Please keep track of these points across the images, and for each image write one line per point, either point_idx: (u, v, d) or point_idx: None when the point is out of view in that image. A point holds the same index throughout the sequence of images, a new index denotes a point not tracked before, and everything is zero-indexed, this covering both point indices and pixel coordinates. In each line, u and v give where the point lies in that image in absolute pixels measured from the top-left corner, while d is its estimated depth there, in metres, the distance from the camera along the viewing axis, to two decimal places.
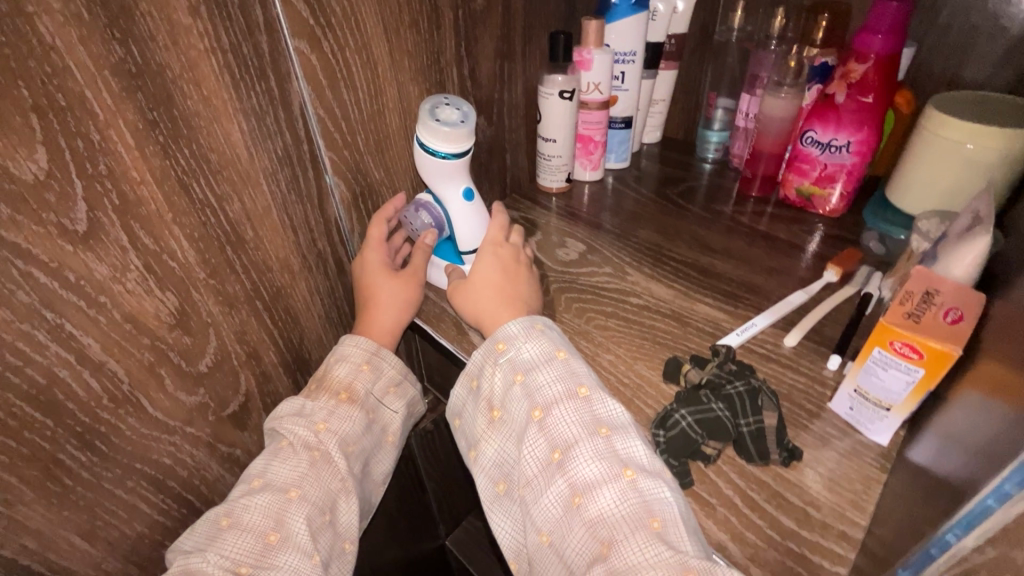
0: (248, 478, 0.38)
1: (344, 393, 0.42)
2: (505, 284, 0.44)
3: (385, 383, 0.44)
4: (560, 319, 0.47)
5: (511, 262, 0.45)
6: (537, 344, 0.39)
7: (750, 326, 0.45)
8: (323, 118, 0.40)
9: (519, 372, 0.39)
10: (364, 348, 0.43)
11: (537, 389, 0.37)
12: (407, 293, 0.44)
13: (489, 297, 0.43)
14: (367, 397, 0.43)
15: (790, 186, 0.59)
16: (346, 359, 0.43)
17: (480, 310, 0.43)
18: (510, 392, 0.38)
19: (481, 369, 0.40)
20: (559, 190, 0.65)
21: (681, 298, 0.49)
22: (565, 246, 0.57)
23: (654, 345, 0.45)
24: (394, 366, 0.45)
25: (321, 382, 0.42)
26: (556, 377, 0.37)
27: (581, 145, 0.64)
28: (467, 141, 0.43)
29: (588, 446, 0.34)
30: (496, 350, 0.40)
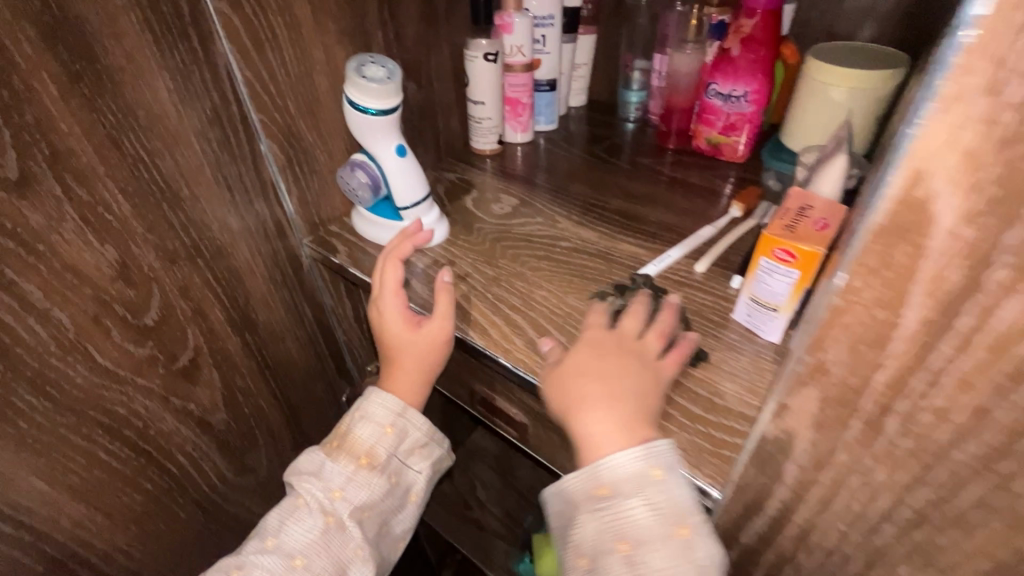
0: (264, 534, 0.42)
1: (364, 457, 0.45)
2: (608, 384, 0.36)
3: (409, 445, 0.47)
4: (497, 265, 0.51)
5: (609, 355, 0.38)
6: (650, 506, 0.32)
7: (665, 257, 0.50)
8: (250, 79, 0.41)
9: (624, 541, 0.32)
10: (386, 410, 0.46)
11: (641, 564, 0.31)
12: (429, 354, 0.46)
13: (591, 395, 0.36)
14: (387, 461, 0.45)
15: (701, 136, 0.64)
16: (370, 425, 0.45)
17: (577, 405, 0.36)
18: (606, 553, 0.32)
19: (579, 507, 0.34)
20: (492, 151, 0.68)
21: (606, 239, 0.54)
22: (500, 202, 0.60)
23: (583, 280, 0.49)
24: (420, 428, 0.47)
25: (345, 442, 0.45)
26: (665, 554, 0.31)
27: (510, 108, 0.67)
28: (395, 98, 0.45)
29: None
30: (601, 498, 0.33)
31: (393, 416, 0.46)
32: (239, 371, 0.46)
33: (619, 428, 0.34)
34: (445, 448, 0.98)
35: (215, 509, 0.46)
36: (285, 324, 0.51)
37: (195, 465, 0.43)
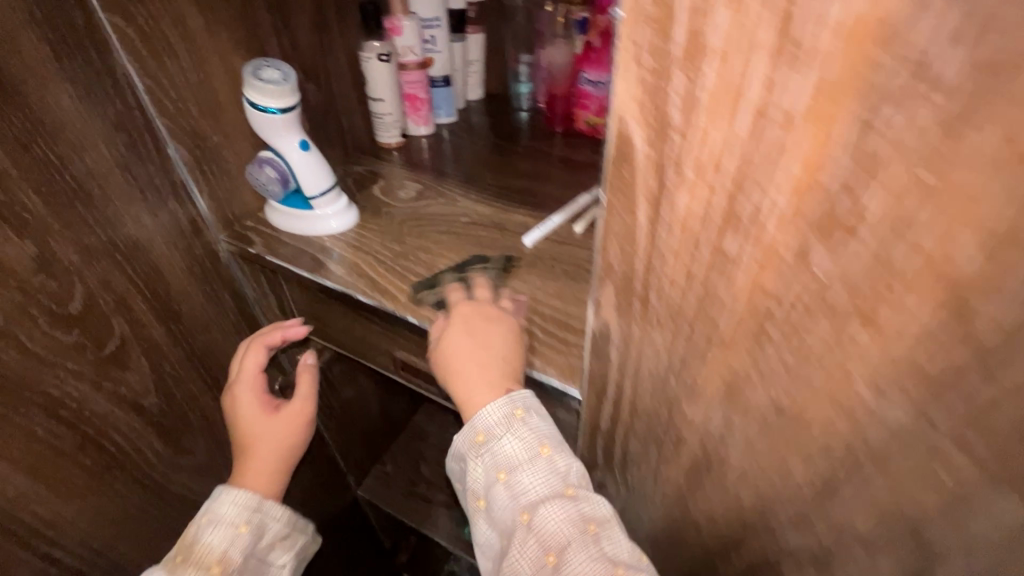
0: None
1: (216, 565, 0.47)
2: (478, 356, 0.43)
3: (268, 538, 0.52)
4: (403, 241, 0.57)
5: (477, 327, 0.45)
6: (518, 438, 0.41)
7: (548, 223, 0.58)
8: (151, 86, 0.45)
9: (502, 472, 0.41)
10: (241, 509, 0.50)
11: (518, 488, 0.40)
12: (291, 435, 0.54)
13: (467, 371, 0.43)
14: (243, 560, 0.49)
15: (580, 119, 0.74)
16: (220, 529, 0.48)
17: (457, 377, 0.44)
18: (492, 487, 0.41)
19: (468, 459, 0.43)
20: (398, 145, 0.74)
21: (500, 212, 0.61)
22: (405, 187, 0.67)
23: (480, 246, 0.56)
24: (279, 520, 0.53)
25: (193, 553, 0.48)
26: (533, 470, 0.40)
27: (409, 104, 0.73)
28: (292, 97, 0.50)
29: (559, 509, 0.39)
30: (480, 443, 0.42)
31: (247, 512, 0.50)
32: (167, 359, 0.50)
33: (488, 391, 0.42)
34: (388, 432, 1.03)
35: (156, 488, 0.49)
36: (208, 314, 0.55)
37: (133, 446, 0.46)
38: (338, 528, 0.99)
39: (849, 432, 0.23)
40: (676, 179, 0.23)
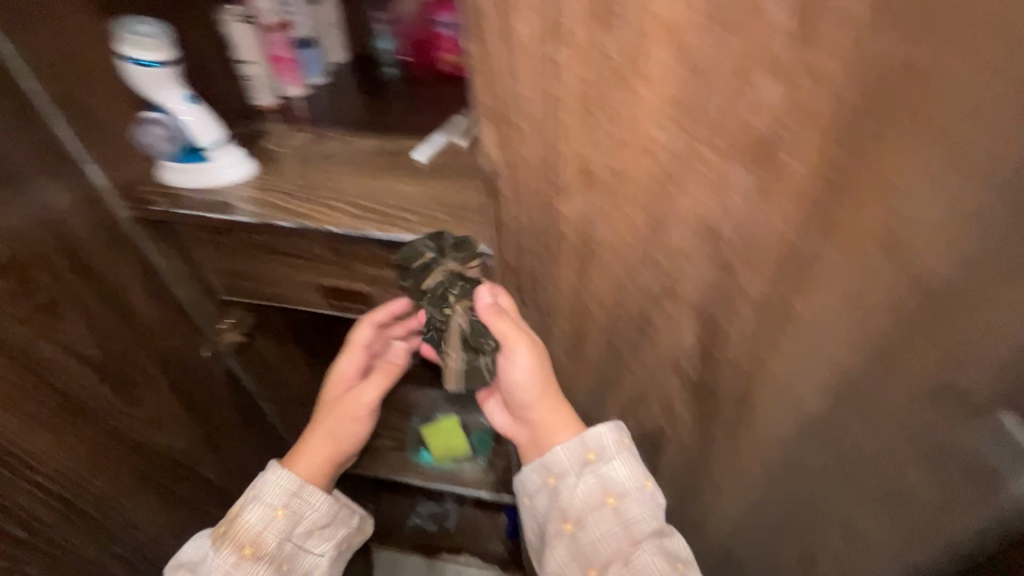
0: None
1: (248, 547, 0.54)
2: (543, 366, 0.55)
3: (303, 526, 0.58)
4: (308, 174, 0.63)
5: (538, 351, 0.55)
6: (628, 467, 0.52)
7: (434, 140, 0.67)
8: (14, 51, 0.48)
9: (611, 497, 0.52)
10: (279, 493, 0.57)
11: (626, 514, 0.51)
12: (348, 430, 0.62)
13: (531, 380, 0.54)
14: (276, 543, 0.55)
15: (444, 61, 0.83)
16: (259, 509, 0.56)
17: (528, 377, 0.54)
18: (599, 508, 0.52)
19: (567, 474, 0.54)
20: (271, 106, 0.77)
21: (388, 140, 0.69)
22: (292, 136, 0.71)
23: (379, 167, 0.64)
24: (316, 509, 0.59)
25: (234, 527, 0.55)
26: (637, 499, 0.51)
27: (279, 65, 0.78)
28: (168, 50, 0.54)
29: (653, 541, 0.49)
30: (591, 461, 0.53)
31: (285, 496, 0.57)
32: (95, 312, 0.52)
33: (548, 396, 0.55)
34: None
35: (113, 431, 0.52)
36: (119, 272, 0.57)
37: (82, 387, 0.49)
38: None
39: (648, 158, 0.35)
40: (515, 12, 0.36)
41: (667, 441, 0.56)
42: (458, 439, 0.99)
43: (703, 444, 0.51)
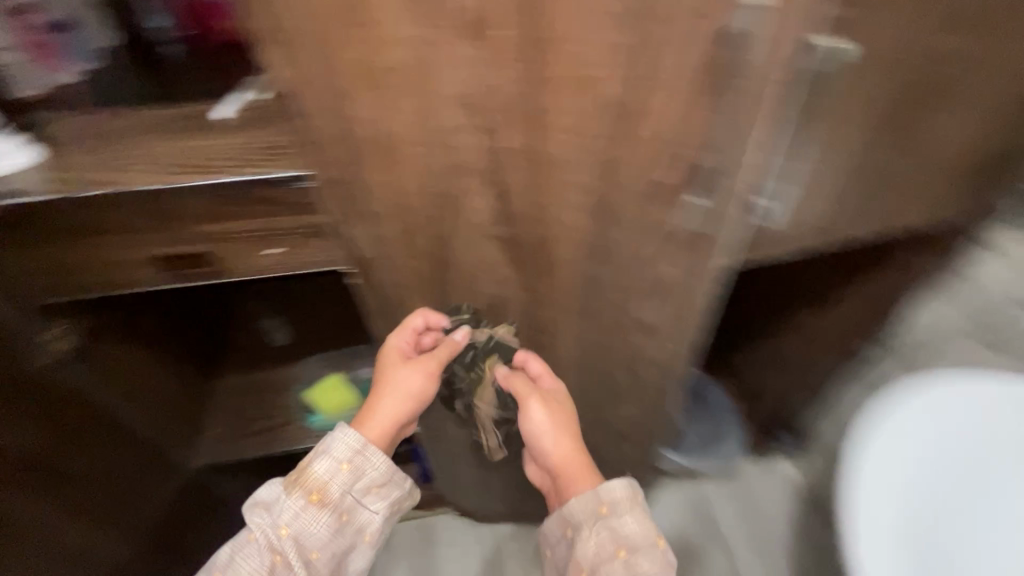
0: (217, 565, 0.63)
1: (315, 493, 0.66)
2: (561, 415, 0.76)
3: (361, 484, 0.70)
4: (106, 151, 0.63)
5: (560, 411, 0.77)
6: (639, 527, 0.66)
7: (236, 97, 0.67)
8: None
9: (622, 549, 0.64)
10: (346, 448, 0.69)
11: (633, 562, 0.63)
12: (413, 395, 0.74)
13: (555, 429, 0.75)
14: (338, 493, 0.68)
15: (218, 27, 0.81)
16: (327, 462, 0.68)
17: (554, 423, 0.75)
18: (610, 559, 0.64)
19: (584, 531, 0.67)
20: (38, 95, 0.73)
21: (182, 104, 0.69)
22: (71, 121, 0.68)
23: (180, 129, 0.65)
24: (375, 467, 0.70)
25: (305, 476, 0.67)
26: (647, 555, 0.63)
27: (36, 51, 0.73)
28: None
29: (644, 563, 0.62)
30: (604, 515, 0.67)
31: (350, 452, 0.69)
32: None
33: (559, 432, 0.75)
34: (197, 402, 1.02)
35: None
36: None
37: None
38: (191, 509, 0.96)
39: (406, 51, 0.46)
40: None
41: (508, 298, 0.70)
42: (348, 395, 1.04)
43: (522, 279, 0.66)
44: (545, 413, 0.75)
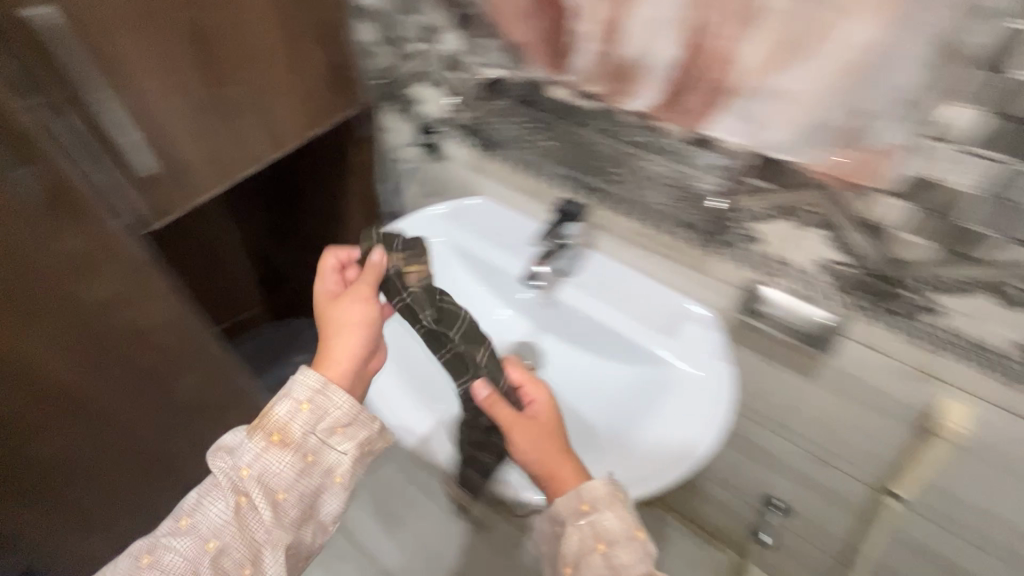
0: (179, 515, 0.61)
1: (274, 435, 0.62)
2: (549, 440, 0.65)
3: (323, 424, 0.64)
4: None
5: (551, 445, 0.65)
6: (620, 518, 0.60)
7: None
8: None
9: (601, 543, 0.58)
10: (308, 387, 0.64)
11: (615, 558, 0.57)
12: (365, 321, 0.70)
13: (539, 454, 0.64)
14: (301, 433, 0.62)
15: None
16: (288, 402, 0.63)
17: (539, 443, 0.65)
18: (591, 555, 0.58)
19: (569, 530, 0.60)
20: None
21: None
22: None
23: None
24: (341, 401, 0.65)
25: (267, 418, 0.62)
26: (627, 547, 0.58)
27: None
28: None
29: (625, 552, 0.58)
30: (585, 512, 0.60)
31: (313, 389, 0.64)
32: None
33: (550, 459, 0.64)
34: None
35: None
36: None
37: None
38: None
39: None
40: None
41: None
42: None
43: None
44: (527, 442, 0.65)
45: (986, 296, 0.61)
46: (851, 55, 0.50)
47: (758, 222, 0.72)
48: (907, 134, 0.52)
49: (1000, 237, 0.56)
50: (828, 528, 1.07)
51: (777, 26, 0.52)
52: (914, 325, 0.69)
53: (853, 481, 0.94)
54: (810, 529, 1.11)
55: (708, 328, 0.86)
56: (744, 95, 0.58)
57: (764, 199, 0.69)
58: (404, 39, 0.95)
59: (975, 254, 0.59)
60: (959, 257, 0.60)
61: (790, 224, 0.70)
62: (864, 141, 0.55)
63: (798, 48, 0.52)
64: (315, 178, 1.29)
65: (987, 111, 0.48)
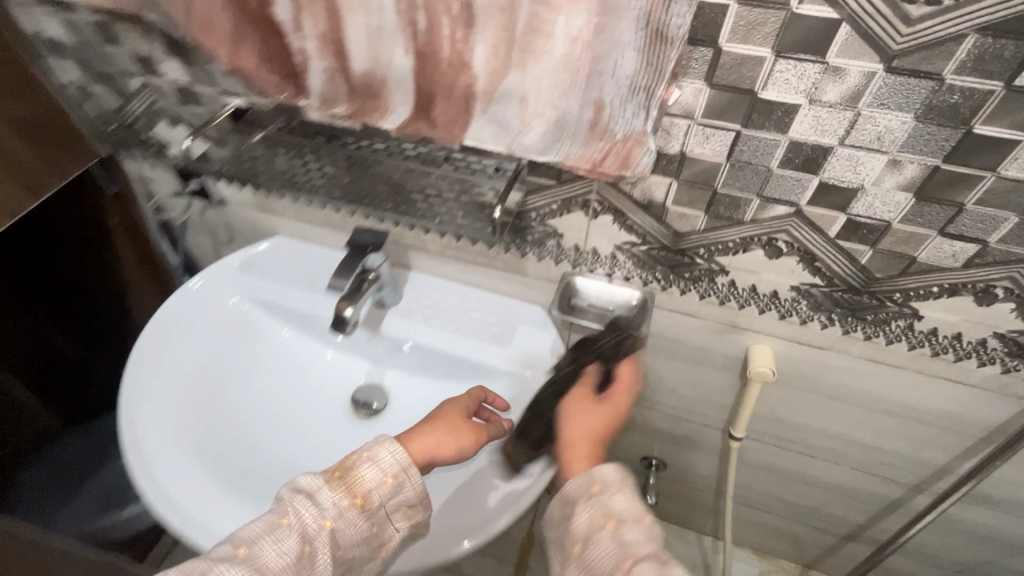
0: (237, 541, 0.55)
1: (358, 497, 0.59)
2: (592, 427, 0.66)
3: (398, 501, 0.61)
4: None
5: (589, 430, 0.65)
6: (627, 496, 0.57)
7: None
8: None
9: (609, 521, 0.55)
10: (395, 462, 0.61)
11: (625, 536, 0.53)
12: (459, 443, 0.69)
13: (573, 429, 0.66)
14: (380, 504, 0.60)
15: None
16: (374, 470, 0.60)
17: (581, 418, 0.66)
18: (598, 533, 0.55)
19: (581, 508, 0.57)
20: None
21: None
22: None
23: None
24: (416, 484, 0.62)
25: (347, 474, 0.60)
26: (637, 529, 0.54)
27: None
28: None
29: (636, 531, 0.54)
30: (595, 492, 0.57)
31: (398, 461, 0.62)
32: None
33: (582, 440, 0.64)
34: None
35: None
36: None
37: None
38: None
39: None
40: None
41: None
42: None
43: None
44: (571, 413, 0.67)
45: (762, 251, 0.65)
46: (574, 47, 0.46)
47: (551, 218, 0.72)
48: (648, 120, 0.50)
49: (755, 196, 0.59)
50: (699, 472, 1.15)
51: (498, 23, 0.47)
52: (716, 287, 0.72)
53: (706, 427, 1.00)
54: (684, 476, 1.18)
55: (539, 324, 0.85)
56: (491, 100, 0.53)
57: (543, 195, 0.69)
58: (120, 75, 0.78)
59: (742, 216, 0.62)
60: (731, 221, 0.63)
61: (585, 217, 0.70)
62: (611, 131, 0.52)
63: (523, 45, 0.48)
64: (78, 255, 1.06)
65: (706, 86, 0.51)
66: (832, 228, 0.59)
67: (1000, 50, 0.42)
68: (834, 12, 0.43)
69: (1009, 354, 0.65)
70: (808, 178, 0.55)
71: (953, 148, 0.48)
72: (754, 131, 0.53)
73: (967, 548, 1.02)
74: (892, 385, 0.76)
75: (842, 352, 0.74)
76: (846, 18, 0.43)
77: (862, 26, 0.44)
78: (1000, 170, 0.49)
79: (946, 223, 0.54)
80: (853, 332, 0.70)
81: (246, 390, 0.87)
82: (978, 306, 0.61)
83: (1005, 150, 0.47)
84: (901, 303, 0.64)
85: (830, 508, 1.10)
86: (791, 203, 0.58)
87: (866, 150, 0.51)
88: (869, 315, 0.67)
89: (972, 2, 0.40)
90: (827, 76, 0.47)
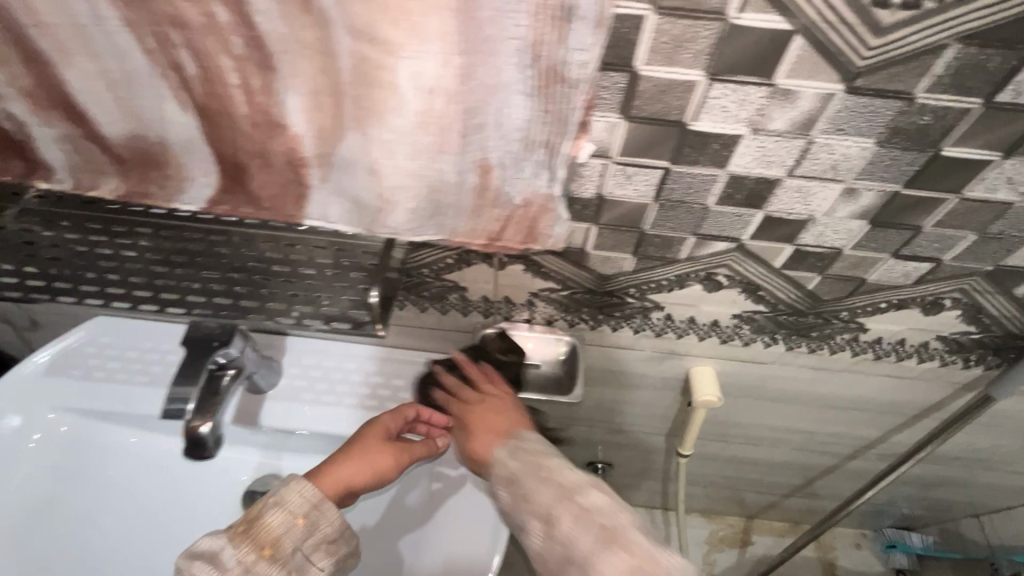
0: None
1: (267, 549, 0.47)
2: (493, 423, 0.56)
3: (315, 540, 0.49)
4: None
5: (497, 422, 0.56)
6: None
7: None
8: None
9: None
10: (305, 500, 0.50)
11: None
12: (379, 474, 0.56)
13: (484, 432, 0.56)
14: (294, 548, 0.48)
15: None
16: (282, 513, 0.49)
17: (478, 426, 0.56)
18: None
19: None
20: None
21: None
22: None
23: None
24: (330, 521, 0.50)
25: (248, 526, 0.48)
26: None
27: None
28: None
29: None
30: None
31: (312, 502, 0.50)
32: None
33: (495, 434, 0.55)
34: None
35: None
36: None
37: None
38: None
39: None
40: None
41: None
42: None
43: None
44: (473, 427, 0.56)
45: (699, 286, 0.55)
46: (434, 102, 0.31)
47: (448, 273, 0.57)
48: (554, 180, 0.37)
49: (690, 235, 0.48)
50: (645, 472, 1.09)
51: (314, 67, 0.31)
52: (649, 322, 0.62)
53: (647, 435, 0.93)
54: (630, 476, 1.11)
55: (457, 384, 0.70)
56: (328, 169, 0.36)
57: (433, 250, 0.54)
58: None
59: (676, 254, 0.51)
60: (663, 259, 0.52)
61: (489, 268, 0.56)
62: (505, 197, 0.38)
63: (358, 97, 0.31)
64: None
65: (622, 119, 0.38)
66: (777, 259, 0.50)
67: (983, 61, 0.33)
68: (785, 23, 0.32)
69: (947, 351, 0.61)
70: (750, 212, 0.45)
71: (916, 173, 0.40)
72: (685, 167, 0.41)
73: (894, 490, 1.07)
74: (832, 383, 0.72)
75: (784, 363, 0.68)
76: (801, 28, 0.32)
77: (820, 40, 0.32)
78: (964, 191, 0.41)
79: (900, 246, 0.47)
80: (797, 347, 0.63)
81: (84, 518, 0.65)
82: (923, 316, 0.56)
83: (973, 172, 0.40)
84: (848, 319, 0.58)
85: (770, 477, 1.10)
86: (732, 239, 0.48)
87: (818, 181, 0.41)
88: (814, 332, 0.60)
89: (960, 5, 0.30)
90: (775, 101, 0.36)
